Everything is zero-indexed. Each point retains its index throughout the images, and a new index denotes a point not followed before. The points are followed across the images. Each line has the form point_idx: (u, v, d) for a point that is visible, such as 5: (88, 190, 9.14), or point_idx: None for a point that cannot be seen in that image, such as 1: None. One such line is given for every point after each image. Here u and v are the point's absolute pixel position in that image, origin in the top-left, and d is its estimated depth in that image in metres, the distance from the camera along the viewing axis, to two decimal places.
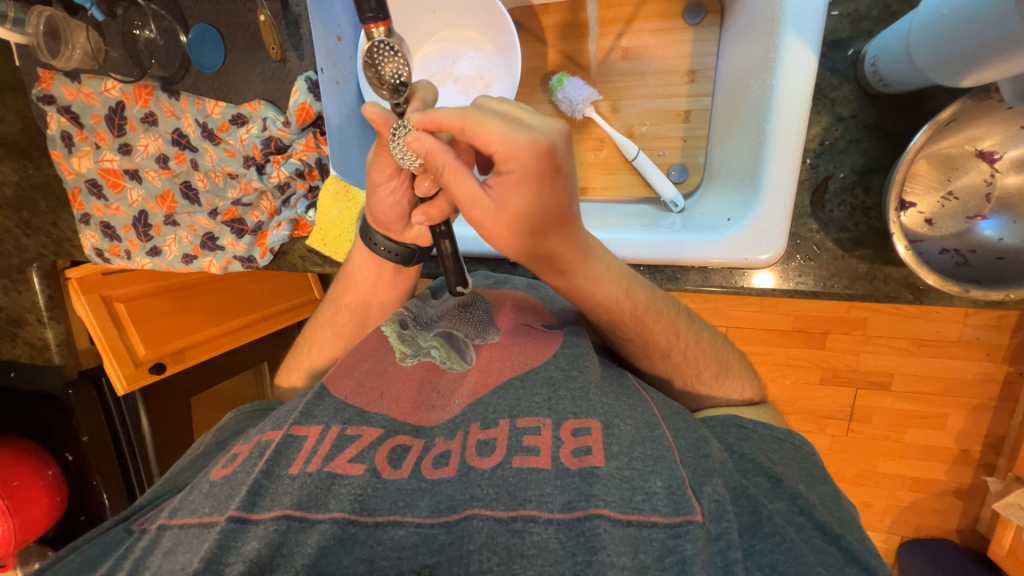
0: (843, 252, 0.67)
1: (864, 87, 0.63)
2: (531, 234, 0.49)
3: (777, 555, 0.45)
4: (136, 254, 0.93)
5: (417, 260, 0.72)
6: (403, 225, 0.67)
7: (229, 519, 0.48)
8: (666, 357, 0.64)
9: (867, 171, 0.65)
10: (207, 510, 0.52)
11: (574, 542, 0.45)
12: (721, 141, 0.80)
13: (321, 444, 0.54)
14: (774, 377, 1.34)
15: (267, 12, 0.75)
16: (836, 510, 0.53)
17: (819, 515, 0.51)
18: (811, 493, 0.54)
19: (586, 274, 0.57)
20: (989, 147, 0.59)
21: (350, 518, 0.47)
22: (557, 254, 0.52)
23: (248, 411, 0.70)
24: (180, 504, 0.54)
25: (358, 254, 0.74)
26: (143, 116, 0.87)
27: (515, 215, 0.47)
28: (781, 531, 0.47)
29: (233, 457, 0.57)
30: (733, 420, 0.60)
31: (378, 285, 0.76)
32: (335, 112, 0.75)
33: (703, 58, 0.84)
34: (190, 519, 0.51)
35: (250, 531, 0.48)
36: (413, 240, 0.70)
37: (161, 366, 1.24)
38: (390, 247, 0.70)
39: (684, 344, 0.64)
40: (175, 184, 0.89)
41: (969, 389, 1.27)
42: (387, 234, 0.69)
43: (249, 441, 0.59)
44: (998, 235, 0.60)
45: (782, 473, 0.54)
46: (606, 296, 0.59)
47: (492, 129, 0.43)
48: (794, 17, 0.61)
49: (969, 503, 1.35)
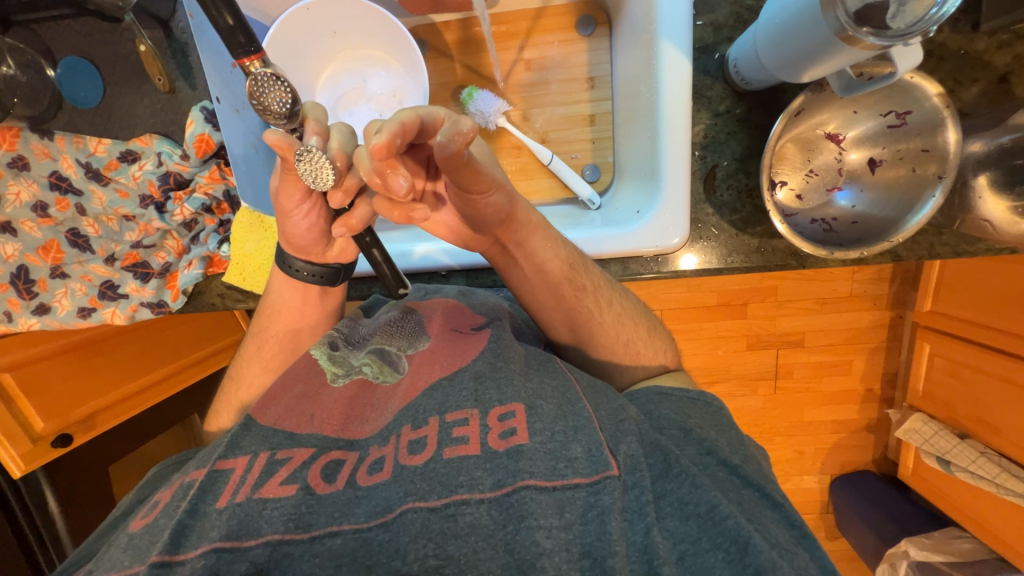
0: (736, 231, 0.76)
1: (732, 85, 0.71)
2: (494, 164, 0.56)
3: (684, 490, 0.50)
4: (19, 314, 0.82)
5: (343, 278, 0.70)
6: (324, 245, 0.65)
7: (152, 563, 0.46)
8: (610, 308, 0.68)
9: (746, 158, 0.74)
10: (126, 561, 0.48)
11: (505, 515, 0.48)
12: (624, 141, 0.87)
13: (249, 473, 0.53)
14: (705, 349, 1.46)
15: (147, 42, 0.71)
16: (739, 447, 0.59)
17: (723, 453, 0.56)
18: (716, 436, 0.59)
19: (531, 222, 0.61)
20: (834, 130, 0.70)
21: (283, 538, 0.47)
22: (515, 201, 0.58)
23: (171, 462, 0.66)
24: (93, 566, 0.50)
25: (278, 283, 0.70)
26: (9, 161, 0.76)
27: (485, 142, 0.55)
28: (687, 469, 0.51)
29: (153, 506, 0.55)
30: (652, 389, 0.63)
31: (304, 310, 0.73)
32: (237, 142, 0.72)
33: (599, 66, 0.91)
34: (104, 575, 0.47)
35: (175, 573, 0.46)
36: (337, 260, 0.68)
37: (66, 438, 1.11)
38: (312, 270, 0.68)
39: (616, 298, 0.70)
40: (59, 233, 0.80)
41: (864, 335, 1.46)
42: (306, 259, 0.67)
43: (171, 486, 0.56)
44: (851, 203, 0.71)
45: (694, 425, 0.59)
46: (545, 251, 0.64)
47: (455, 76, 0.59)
48: (667, 28, 0.69)
49: (877, 435, 1.55)
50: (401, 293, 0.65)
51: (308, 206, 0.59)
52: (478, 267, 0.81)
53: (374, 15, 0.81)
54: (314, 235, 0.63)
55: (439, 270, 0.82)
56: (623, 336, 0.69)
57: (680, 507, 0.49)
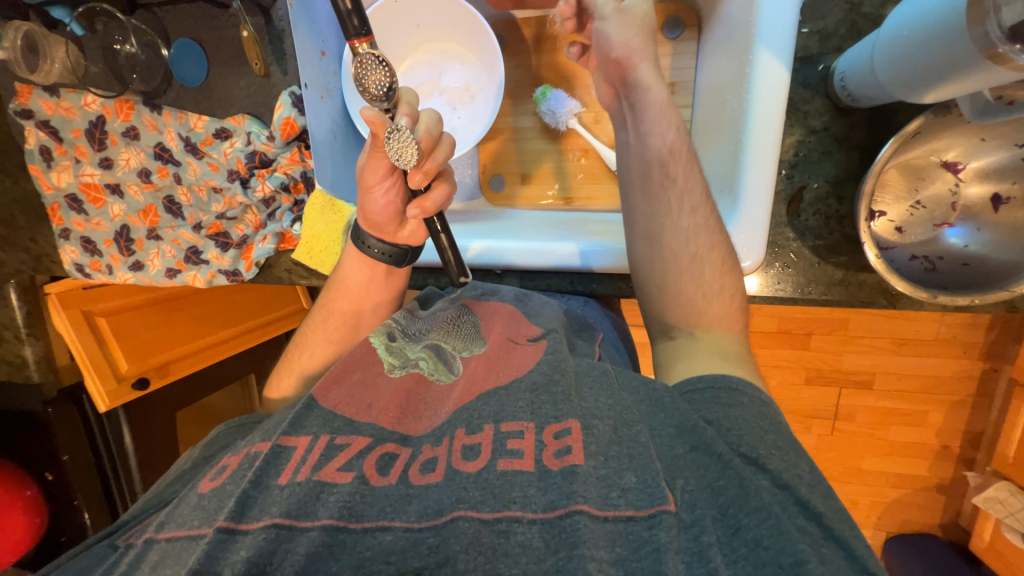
0: (819, 259, 0.69)
1: (835, 100, 0.65)
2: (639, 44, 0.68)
3: (762, 530, 0.45)
4: (117, 269, 0.91)
5: (408, 261, 0.75)
6: (397, 225, 0.70)
7: (218, 530, 0.48)
8: (694, 211, 0.67)
9: (840, 182, 0.67)
10: (195, 522, 0.51)
11: (556, 539, 0.45)
12: (701, 151, 0.82)
13: (310, 454, 0.55)
14: (760, 375, 1.36)
15: (250, 27, 0.75)
16: (819, 481, 0.52)
17: (798, 491, 0.49)
18: (792, 463, 0.52)
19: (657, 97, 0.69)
20: (953, 158, 0.62)
21: (338, 525, 0.48)
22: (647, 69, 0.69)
23: (235, 424, 0.69)
24: (167, 518, 0.53)
25: (350, 261, 0.75)
26: (124, 131, 0.86)
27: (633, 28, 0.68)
28: (766, 506, 0.47)
29: (222, 470, 0.57)
30: (722, 381, 0.58)
31: (370, 288, 0.76)
32: (318, 127, 0.74)
33: (682, 70, 0.86)
34: (178, 533, 0.51)
35: (237, 541, 0.47)
36: (405, 240, 0.73)
37: (144, 382, 1.22)
38: (382, 249, 0.72)
39: (708, 211, 0.67)
40: (157, 199, 0.89)
41: (948, 385, 1.30)
42: (379, 236, 0.71)
43: (238, 453, 0.59)
44: (962, 243, 0.63)
45: (768, 454, 0.52)
46: (660, 125, 0.68)
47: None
48: (767, 33, 0.63)
49: (949, 498, 1.38)
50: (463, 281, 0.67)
51: (390, 184, 0.64)
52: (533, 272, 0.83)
53: (458, 11, 0.83)
54: (389, 213, 0.67)
55: (496, 268, 0.83)
56: (691, 249, 0.67)
57: (756, 549, 0.44)
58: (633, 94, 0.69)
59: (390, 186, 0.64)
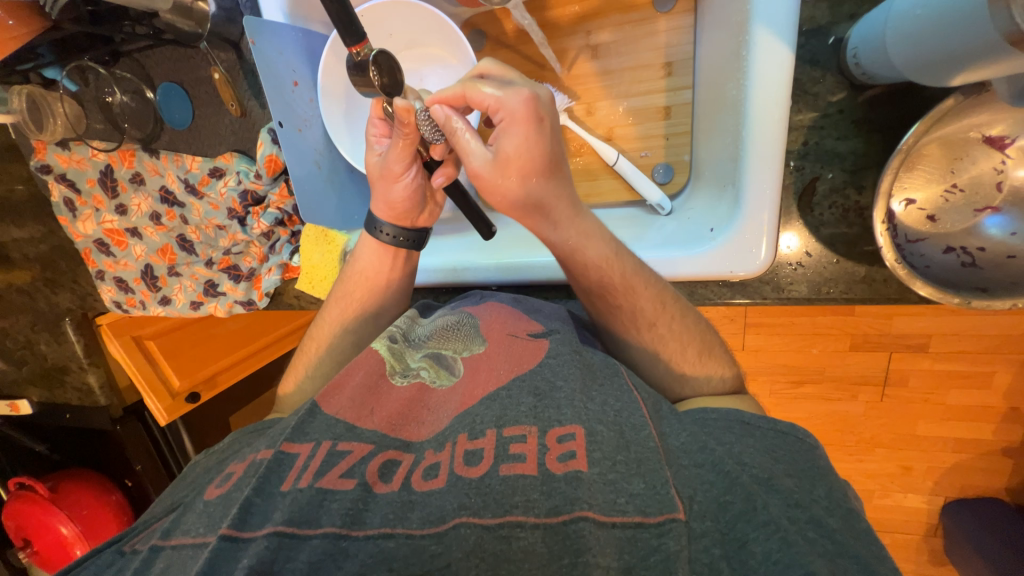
0: (837, 256, 0.63)
1: (849, 77, 0.57)
2: (528, 176, 0.52)
3: (772, 545, 0.40)
4: (149, 303, 0.97)
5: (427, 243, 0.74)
6: (418, 208, 0.70)
7: (220, 537, 0.44)
8: (653, 327, 0.61)
9: (858, 170, 0.60)
10: (201, 530, 0.48)
11: (559, 546, 0.42)
12: (704, 138, 0.74)
13: (312, 460, 0.51)
14: (797, 347, 1.23)
15: (221, 68, 0.76)
16: (839, 504, 0.45)
17: (813, 510, 0.43)
18: (808, 489, 0.46)
19: (575, 229, 0.58)
20: (998, 132, 0.53)
21: (341, 533, 0.44)
22: (547, 201, 0.54)
23: (250, 429, 0.64)
24: (173, 524, 0.50)
25: (364, 249, 0.73)
26: (130, 177, 0.91)
27: (511, 159, 0.51)
28: (776, 521, 0.41)
29: (227, 477, 0.54)
30: (736, 414, 0.53)
31: (388, 275, 0.74)
32: (298, 163, 0.76)
33: (678, 47, 0.78)
34: (184, 540, 0.48)
35: (244, 549, 0.43)
36: (422, 224, 0.72)
37: (195, 395, 1.31)
38: (395, 233, 0.71)
39: (669, 316, 0.61)
40: (171, 238, 0.93)
41: (1018, 344, 1.14)
42: (393, 221, 0.70)
43: (245, 459, 0.56)
44: (1006, 233, 0.55)
45: (781, 475, 0.46)
46: (593, 250, 0.59)
47: (484, 89, 0.50)
48: (762, 11, 0.56)
49: (1017, 461, 1.24)
50: (490, 237, 0.68)
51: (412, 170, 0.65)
52: (530, 285, 0.80)
53: (426, 16, 0.79)
54: (410, 200, 0.68)
55: (491, 284, 0.80)
56: (664, 355, 0.62)
57: (767, 565, 0.39)
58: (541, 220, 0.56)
59: (411, 178, 0.66)
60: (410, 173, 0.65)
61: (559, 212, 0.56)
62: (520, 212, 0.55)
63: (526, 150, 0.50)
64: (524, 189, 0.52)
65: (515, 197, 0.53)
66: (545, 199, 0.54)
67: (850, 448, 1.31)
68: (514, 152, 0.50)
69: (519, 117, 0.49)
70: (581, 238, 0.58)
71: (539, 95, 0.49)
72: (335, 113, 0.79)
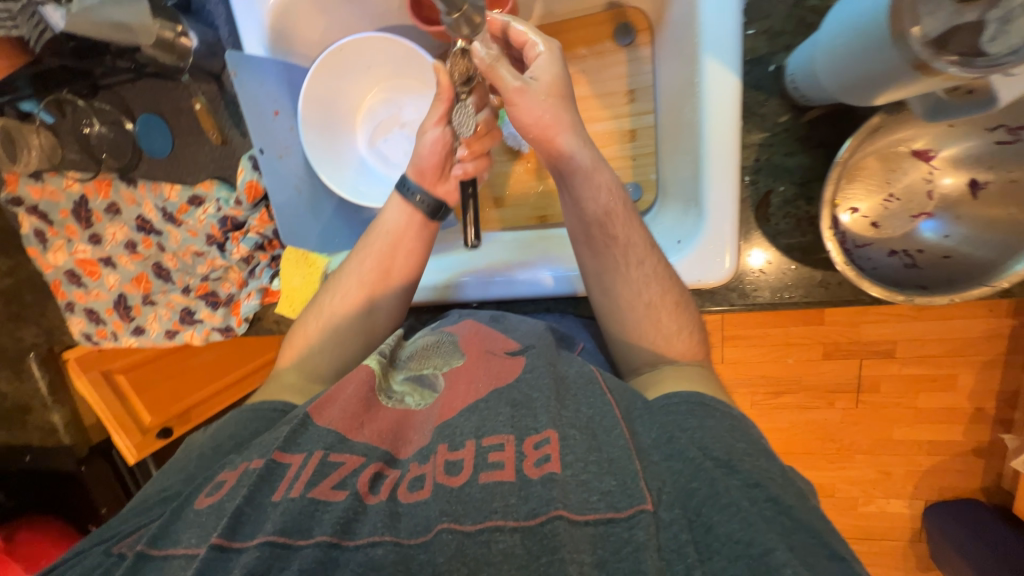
0: (795, 263, 0.67)
1: (791, 100, 0.63)
2: (563, 95, 0.60)
3: (733, 524, 0.42)
4: (122, 334, 0.95)
5: (442, 216, 0.73)
6: (444, 175, 0.71)
7: (210, 547, 0.45)
8: (642, 265, 0.63)
9: (806, 183, 0.65)
10: (193, 541, 0.47)
11: (537, 546, 0.43)
12: (668, 157, 0.79)
13: (302, 470, 0.50)
14: (772, 356, 1.27)
15: (201, 99, 0.79)
16: (791, 482, 0.47)
17: (772, 488, 0.44)
18: (762, 467, 0.47)
19: (585, 159, 0.62)
20: (923, 146, 0.60)
21: (332, 542, 0.44)
22: (564, 127, 0.61)
23: (244, 414, 0.61)
24: (162, 531, 0.49)
25: (389, 205, 0.72)
26: (106, 207, 0.90)
27: (553, 79, 0.59)
28: (736, 501, 0.43)
29: (218, 485, 0.52)
30: (696, 397, 0.54)
31: (408, 235, 0.71)
32: (280, 189, 0.78)
33: (639, 76, 0.84)
34: (174, 551, 0.47)
35: (234, 560, 0.44)
36: (446, 197, 0.72)
37: (168, 430, 1.26)
38: (425, 198, 0.71)
39: (655, 258, 0.63)
40: (147, 266, 0.92)
41: (978, 346, 1.20)
42: (422, 184, 0.70)
43: (237, 467, 0.53)
44: (939, 235, 0.60)
45: (739, 455, 0.48)
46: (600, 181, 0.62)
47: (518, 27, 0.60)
48: (710, 43, 0.62)
49: (990, 461, 1.29)
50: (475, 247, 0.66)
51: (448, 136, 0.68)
52: (509, 300, 0.82)
53: (402, 51, 0.81)
54: (440, 165, 0.69)
55: (471, 301, 0.82)
56: (645, 298, 0.63)
57: (728, 544, 0.41)
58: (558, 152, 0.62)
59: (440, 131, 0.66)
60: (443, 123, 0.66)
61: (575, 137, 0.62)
62: (542, 129, 0.61)
63: (557, 76, 0.60)
64: (558, 108, 0.60)
65: (540, 115, 0.60)
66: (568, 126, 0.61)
67: (833, 456, 1.34)
68: (553, 77, 0.59)
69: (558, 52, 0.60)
70: (594, 162, 0.62)
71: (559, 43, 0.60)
72: (316, 140, 0.81)
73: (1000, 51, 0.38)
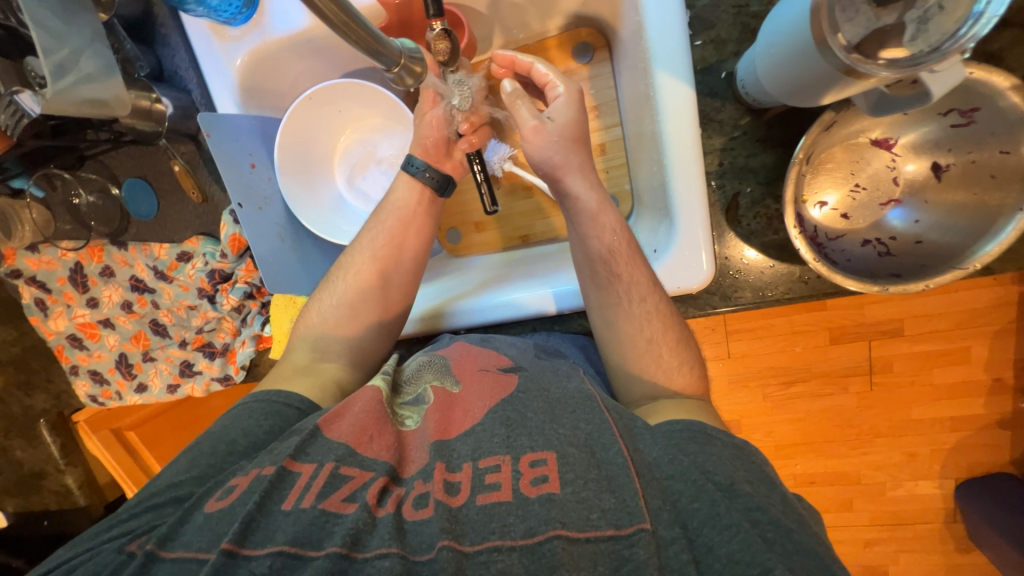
0: (772, 261, 0.67)
1: (746, 103, 0.65)
2: (574, 143, 0.66)
3: (733, 545, 0.42)
4: (126, 392, 0.97)
5: (451, 192, 0.77)
6: (446, 151, 0.77)
7: (221, 552, 0.45)
8: (643, 302, 0.63)
9: (772, 181, 0.66)
10: (203, 544, 0.47)
11: (535, 564, 0.42)
12: (639, 168, 0.80)
13: (315, 480, 0.50)
14: (776, 348, 1.26)
15: (181, 162, 0.82)
16: (791, 506, 0.47)
17: (773, 510, 0.45)
18: (764, 493, 0.47)
19: (595, 194, 0.65)
20: (881, 135, 0.61)
21: (343, 553, 0.44)
22: (576, 165, 0.66)
23: (257, 404, 0.61)
24: (171, 531, 0.49)
25: (399, 185, 0.76)
26: (100, 271, 0.93)
27: (563, 127, 0.65)
28: (737, 522, 0.43)
29: (228, 490, 0.51)
30: (698, 424, 0.53)
31: (419, 211, 0.75)
32: (262, 240, 0.80)
33: (602, 92, 0.86)
34: (184, 554, 0.47)
35: (245, 567, 0.44)
36: (450, 172, 0.78)
37: None
38: (432, 173, 0.75)
39: (656, 294, 0.64)
40: (144, 324, 0.94)
41: (983, 316, 1.18)
42: (428, 161, 0.75)
43: (250, 472, 0.52)
44: (908, 222, 0.61)
45: (742, 480, 0.47)
46: (608, 215, 0.65)
47: (542, 69, 0.67)
48: (660, 57, 0.63)
49: (1015, 432, 1.25)
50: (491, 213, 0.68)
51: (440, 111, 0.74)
52: (499, 324, 0.83)
53: (371, 92, 0.83)
54: (440, 134, 0.75)
55: (460, 329, 0.82)
56: (646, 334, 0.63)
57: (729, 566, 0.41)
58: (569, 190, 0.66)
59: (439, 112, 0.74)
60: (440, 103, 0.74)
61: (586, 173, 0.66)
62: (554, 168, 0.66)
63: (572, 121, 0.66)
64: (569, 153, 0.65)
65: (555, 154, 0.65)
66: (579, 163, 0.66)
67: (853, 443, 1.31)
68: (568, 119, 0.65)
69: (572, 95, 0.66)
70: (600, 203, 0.66)
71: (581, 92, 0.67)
72: (294, 187, 0.83)
73: (922, 49, 0.42)
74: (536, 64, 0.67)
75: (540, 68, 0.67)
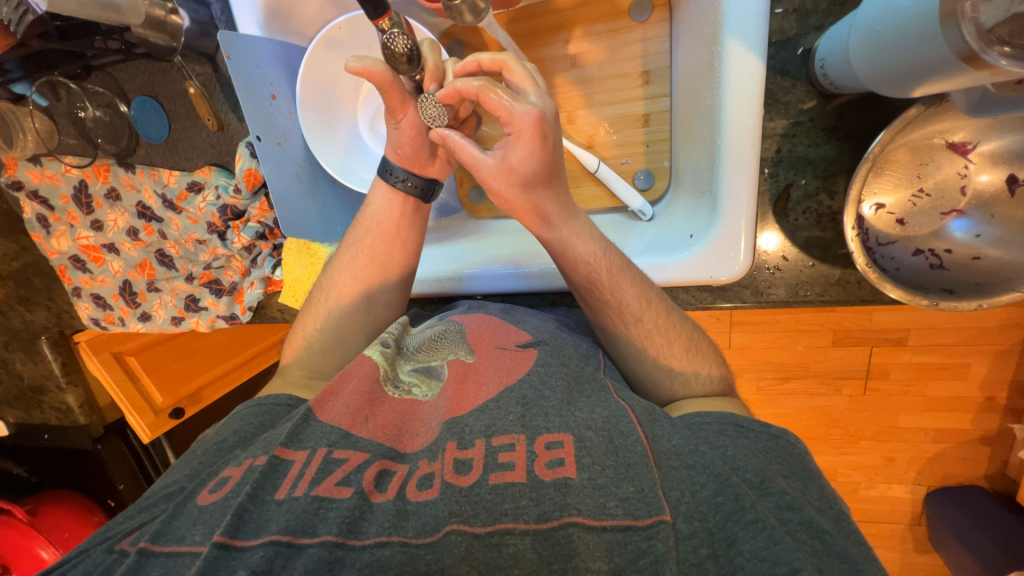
0: (813, 260, 0.64)
1: (819, 87, 0.60)
2: (527, 188, 0.55)
3: (758, 542, 0.40)
4: (129, 320, 0.95)
5: (438, 194, 0.71)
6: (427, 155, 0.66)
7: (213, 544, 0.42)
8: (638, 323, 0.62)
9: (830, 176, 0.62)
10: (198, 536, 0.45)
11: (549, 551, 0.41)
12: (683, 145, 0.75)
13: (307, 468, 0.49)
14: (780, 343, 1.23)
15: (196, 84, 0.76)
16: (828, 505, 0.46)
17: (805, 511, 0.44)
18: (799, 489, 0.47)
19: (569, 228, 0.61)
20: (961, 139, 0.57)
21: (338, 541, 0.43)
22: (543, 206, 0.58)
23: (254, 407, 0.61)
24: (165, 526, 0.47)
25: (377, 194, 0.71)
26: (106, 193, 0.89)
27: (513, 170, 0.54)
28: (762, 518, 0.42)
29: (222, 482, 0.50)
30: (727, 419, 0.54)
31: (401, 224, 0.71)
32: (279, 179, 0.76)
33: (656, 56, 0.79)
34: (179, 547, 0.44)
35: (237, 558, 0.42)
36: (434, 174, 0.69)
37: (179, 411, 1.27)
38: (413, 181, 0.68)
39: (654, 313, 0.62)
40: (150, 253, 0.91)
41: (991, 335, 1.16)
42: (407, 167, 0.67)
43: (243, 463, 0.52)
44: (969, 235, 0.58)
45: (772, 477, 0.47)
46: (586, 248, 0.61)
47: (496, 96, 0.51)
48: (735, 23, 0.57)
49: (995, 449, 1.26)
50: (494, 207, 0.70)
51: (414, 115, 0.61)
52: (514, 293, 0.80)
53: None
54: (418, 144, 0.64)
55: (476, 294, 0.80)
56: (651, 349, 0.63)
57: (753, 562, 0.39)
58: (537, 231, 0.61)
59: (410, 117, 0.61)
60: (412, 106, 0.60)
61: (554, 214, 0.59)
62: (520, 214, 0.59)
63: (530, 163, 0.53)
64: (522, 198, 0.57)
65: (517, 202, 0.57)
66: (543, 206, 0.58)
67: (837, 442, 1.33)
68: (518, 164, 0.53)
69: (526, 134, 0.51)
70: (566, 244, 0.61)
71: (547, 114, 0.51)
72: (315, 124, 0.78)
73: None
74: (484, 92, 0.52)
75: (490, 96, 0.51)
